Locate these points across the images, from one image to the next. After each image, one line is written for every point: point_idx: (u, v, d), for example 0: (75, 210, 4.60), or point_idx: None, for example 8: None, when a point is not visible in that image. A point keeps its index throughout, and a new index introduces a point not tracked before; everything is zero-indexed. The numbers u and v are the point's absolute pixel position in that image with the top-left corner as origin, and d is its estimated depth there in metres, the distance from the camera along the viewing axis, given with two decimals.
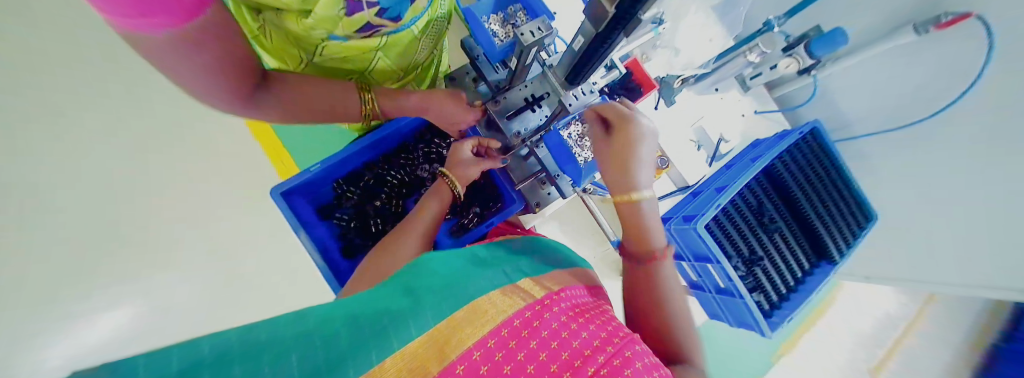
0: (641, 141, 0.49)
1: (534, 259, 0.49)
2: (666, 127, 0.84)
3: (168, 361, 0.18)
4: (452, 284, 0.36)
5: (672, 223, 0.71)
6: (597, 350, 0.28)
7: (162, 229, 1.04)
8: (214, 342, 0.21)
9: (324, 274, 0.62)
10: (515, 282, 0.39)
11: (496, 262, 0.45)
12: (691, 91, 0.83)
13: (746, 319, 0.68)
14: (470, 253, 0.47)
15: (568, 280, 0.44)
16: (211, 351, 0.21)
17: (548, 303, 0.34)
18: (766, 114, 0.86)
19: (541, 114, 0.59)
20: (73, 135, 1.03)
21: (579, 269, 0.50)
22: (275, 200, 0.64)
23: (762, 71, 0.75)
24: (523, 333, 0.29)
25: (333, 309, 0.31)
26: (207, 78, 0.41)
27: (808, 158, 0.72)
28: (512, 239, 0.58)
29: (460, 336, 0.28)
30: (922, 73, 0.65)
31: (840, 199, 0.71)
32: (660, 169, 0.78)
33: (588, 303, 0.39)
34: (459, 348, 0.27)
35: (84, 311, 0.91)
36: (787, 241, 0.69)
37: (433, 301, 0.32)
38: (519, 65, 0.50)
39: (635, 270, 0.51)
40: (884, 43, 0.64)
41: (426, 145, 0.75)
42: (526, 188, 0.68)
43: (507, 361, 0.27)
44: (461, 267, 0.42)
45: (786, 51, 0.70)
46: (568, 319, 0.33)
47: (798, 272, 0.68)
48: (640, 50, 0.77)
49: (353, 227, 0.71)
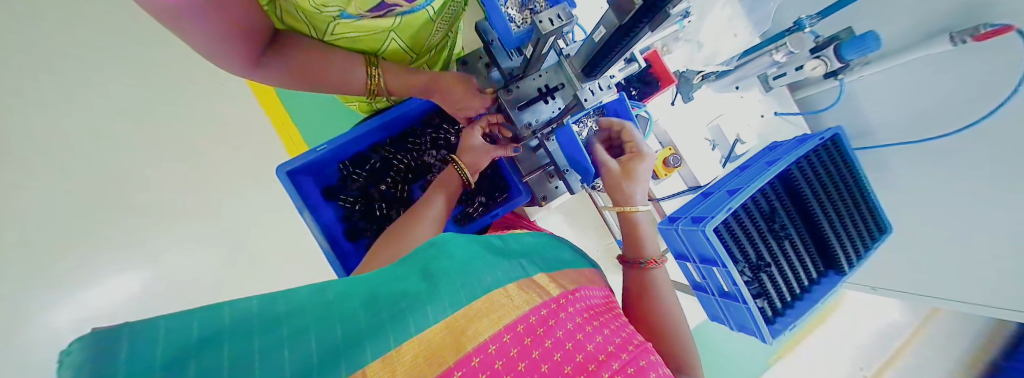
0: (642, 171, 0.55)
1: (549, 256, 0.48)
2: (681, 124, 0.81)
3: (188, 331, 0.19)
4: (470, 269, 0.35)
5: (680, 223, 0.69)
6: (611, 357, 0.30)
7: (172, 200, 1.06)
8: (234, 311, 0.22)
9: (326, 257, 0.63)
10: (531, 278, 0.38)
11: (513, 254, 0.44)
12: (710, 87, 0.80)
13: (747, 324, 0.67)
14: (488, 241, 0.46)
15: (582, 280, 0.44)
16: (230, 322, 0.22)
17: (563, 302, 0.34)
18: (788, 117, 0.83)
19: (555, 105, 0.57)
20: (98, 99, 1.07)
21: (588, 269, 0.50)
22: (280, 179, 0.63)
23: (785, 72, 0.72)
24: (539, 331, 0.29)
25: (352, 282, 0.32)
26: (216, 39, 0.41)
27: (826, 165, 0.69)
28: (526, 233, 0.56)
29: (475, 327, 0.28)
30: (955, 85, 0.62)
31: (854, 209, 0.68)
32: (672, 166, 0.78)
33: (601, 305, 0.39)
34: (474, 339, 0.27)
35: (112, 268, 0.98)
36: (797, 249, 0.67)
37: (450, 284, 0.32)
38: (535, 54, 0.48)
39: (630, 275, 0.52)
40: (918, 51, 0.61)
41: (434, 130, 0.74)
42: (534, 180, 0.67)
43: (522, 358, 0.27)
44: (480, 253, 0.41)
45: (814, 53, 0.66)
46: (582, 321, 0.33)
47: (805, 280, 0.67)
48: (662, 41, 0.77)
49: (357, 209, 0.71)
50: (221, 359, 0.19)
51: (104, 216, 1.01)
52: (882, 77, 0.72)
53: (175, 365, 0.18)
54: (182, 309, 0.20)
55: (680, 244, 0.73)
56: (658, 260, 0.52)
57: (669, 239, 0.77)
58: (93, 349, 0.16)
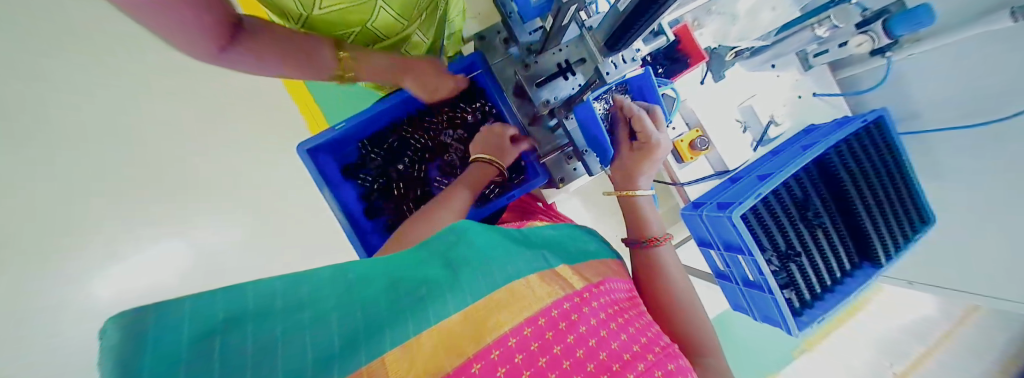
0: (654, 156, 0.51)
1: (574, 249, 0.46)
2: (710, 104, 0.77)
3: (214, 313, 0.20)
4: (492, 261, 0.34)
5: (706, 209, 0.67)
6: (636, 357, 0.28)
7: (182, 186, 0.98)
8: (260, 297, 0.23)
9: (348, 236, 0.64)
10: (554, 270, 0.37)
11: (534, 244, 0.43)
12: (743, 66, 0.76)
13: (772, 314, 0.64)
14: (507, 230, 0.45)
15: (606, 272, 0.42)
16: (253, 301, 0.22)
17: (586, 296, 0.33)
18: (828, 99, 0.76)
19: (575, 82, 0.55)
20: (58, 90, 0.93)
21: (611, 259, 0.48)
22: (301, 157, 0.64)
23: (828, 49, 0.65)
24: (561, 325, 0.29)
25: (377, 265, 0.32)
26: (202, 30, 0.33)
27: (868, 154, 0.64)
28: (542, 225, 0.54)
29: (496, 318, 0.28)
30: (1015, 68, 0.54)
31: (892, 202, 0.63)
32: (698, 150, 0.74)
33: (625, 300, 0.38)
34: (495, 332, 0.26)
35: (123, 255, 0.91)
36: (831, 238, 0.63)
37: (472, 274, 0.31)
38: (556, 27, 0.46)
39: (637, 255, 0.51)
40: (974, 28, 0.51)
41: (451, 109, 0.72)
42: (552, 161, 0.64)
43: (543, 353, 0.26)
44: (501, 242, 0.40)
45: (861, 28, 0.58)
46: (606, 317, 0.32)
47: (837, 272, 0.63)
48: (692, 14, 0.68)
49: (377, 188, 0.71)
50: (246, 340, 0.20)
51: (71, 219, 0.88)
52: (926, 57, 0.65)
53: (202, 343, 0.19)
54: (208, 290, 0.21)
55: (705, 230, 0.70)
56: (661, 237, 0.49)
57: (693, 226, 0.74)
58: (122, 330, 0.17)
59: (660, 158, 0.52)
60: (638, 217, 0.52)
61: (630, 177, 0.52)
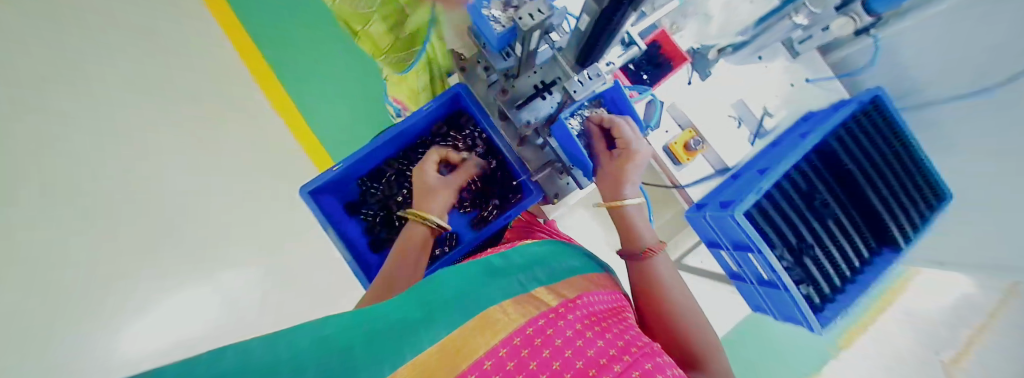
0: (636, 163, 0.52)
1: (551, 268, 0.46)
2: (702, 103, 0.77)
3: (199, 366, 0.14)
4: (466, 297, 0.34)
5: (708, 210, 0.65)
6: (612, 360, 0.28)
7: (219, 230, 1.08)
8: (265, 351, 0.19)
9: (354, 271, 0.66)
10: (530, 292, 0.37)
11: (510, 270, 0.43)
12: (730, 62, 0.74)
13: (793, 314, 0.62)
14: (484, 261, 0.45)
15: (590, 286, 0.42)
16: (259, 356, 0.18)
17: (561, 311, 0.33)
18: (820, 83, 0.76)
19: (552, 100, 0.56)
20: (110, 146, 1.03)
21: (597, 273, 0.50)
22: (304, 200, 0.66)
23: (812, 34, 0.64)
24: (537, 341, 0.29)
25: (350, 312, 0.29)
26: None
27: (876, 142, 0.62)
28: (526, 244, 0.54)
29: (471, 345, 0.27)
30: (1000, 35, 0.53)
31: (909, 195, 0.61)
32: (693, 150, 0.75)
33: (606, 309, 0.38)
34: (470, 357, 0.26)
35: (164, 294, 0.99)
36: (844, 226, 0.60)
37: (452, 311, 0.31)
38: (526, 51, 0.48)
39: (633, 268, 0.50)
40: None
41: (443, 139, 0.74)
42: (544, 177, 0.65)
43: (520, 369, 0.26)
44: (476, 277, 0.40)
45: (841, 10, 0.57)
46: (582, 327, 0.32)
47: (855, 260, 0.61)
48: (670, 19, 0.72)
49: (379, 221, 0.74)
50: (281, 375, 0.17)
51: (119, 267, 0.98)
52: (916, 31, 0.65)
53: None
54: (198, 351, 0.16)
55: (711, 231, 0.69)
56: (654, 248, 0.49)
57: (699, 226, 0.73)
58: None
59: (645, 158, 0.53)
60: (629, 226, 0.52)
61: (617, 188, 0.53)
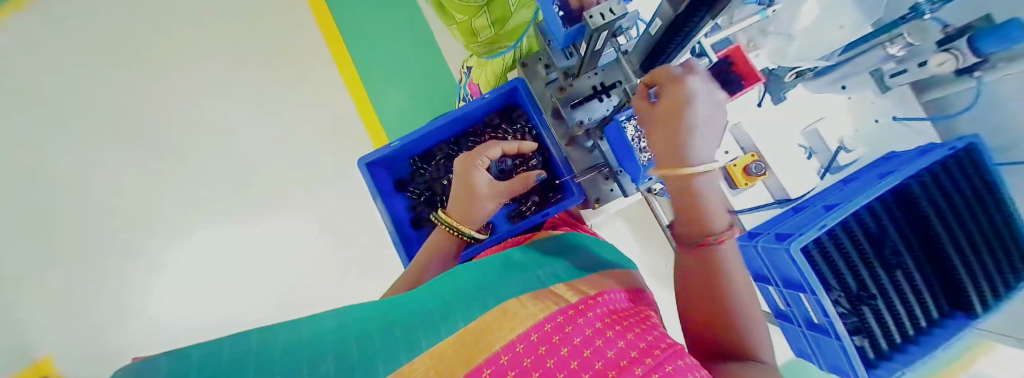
0: (686, 120, 0.37)
1: (569, 262, 0.47)
2: (767, 128, 0.72)
3: (189, 353, 0.20)
4: (482, 292, 0.36)
5: (761, 240, 0.61)
6: (633, 362, 0.26)
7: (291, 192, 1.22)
8: (261, 343, 0.23)
9: (394, 242, 0.71)
10: (549, 288, 0.38)
11: (530, 266, 0.45)
12: (807, 88, 0.70)
13: (840, 365, 0.56)
14: (503, 257, 0.48)
15: (607, 283, 0.42)
16: (255, 346, 0.23)
17: (582, 308, 0.33)
18: (911, 123, 0.66)
19: (609, 103, 0.56)
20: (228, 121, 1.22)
21: (619, 271, 0.48)
22: (361, 169, 0.72)
23: (906, 68, 0.57)
24: (555, 339, 0.29)
25: (368, 306, 0.35)
26: None
27: (969, 207, 0.53)
28: (543, 239, 0.56)
29: (488, 340, 0.28)
30: None
31: (994, 261, 0.52)
32: (753, 175, 0.68)
33: (627, 310, 0.37)
34: (484, 352, 0.27)
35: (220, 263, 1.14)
36: (912, 280, 0.54)
37: (466, 304, 0.34)
38: (590, 51, 0.49)
39: (691, 254, 0.42)
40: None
41: (493, 130, 0.76)
42: (589, 181, 0.64)
43: (536, 367, 0.26)
44: (497, 272, 0.43)
45: (942, 45, 0.51)
46: (603, 326, 0.31)
47: (923, 319, 0.53)
48: (748, 36, 0.68)
49: (422, 200, 0.78)
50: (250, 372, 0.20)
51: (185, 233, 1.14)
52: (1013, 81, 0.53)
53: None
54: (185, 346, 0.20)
55: (761, 263, 0.64)
56: (714, 239, 0.39)
57: (748, 256, 0.68)
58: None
59: (696, 107, 0.36)
60: (690, 209, 0.40)
61: (666, 157, 0.39)
